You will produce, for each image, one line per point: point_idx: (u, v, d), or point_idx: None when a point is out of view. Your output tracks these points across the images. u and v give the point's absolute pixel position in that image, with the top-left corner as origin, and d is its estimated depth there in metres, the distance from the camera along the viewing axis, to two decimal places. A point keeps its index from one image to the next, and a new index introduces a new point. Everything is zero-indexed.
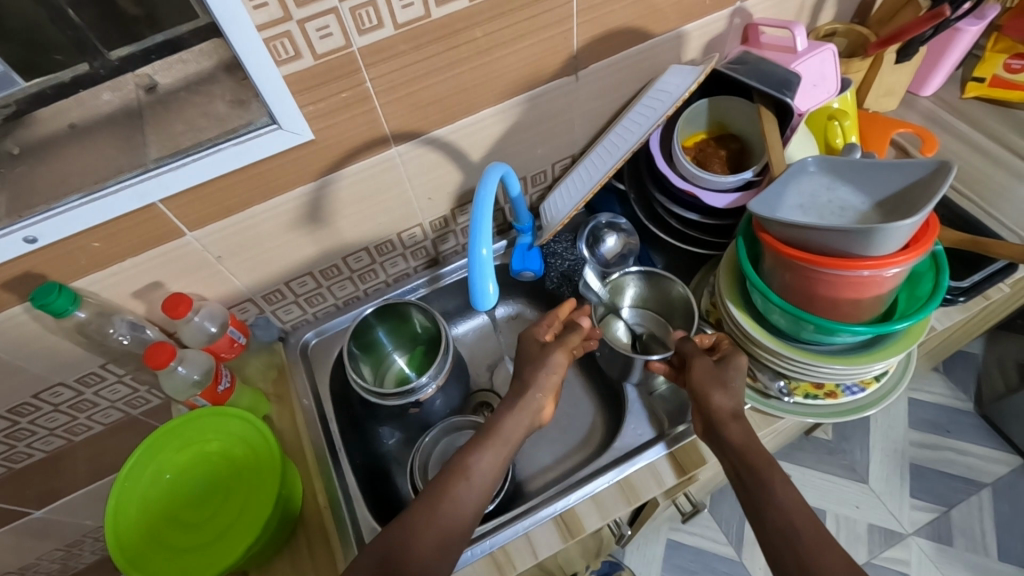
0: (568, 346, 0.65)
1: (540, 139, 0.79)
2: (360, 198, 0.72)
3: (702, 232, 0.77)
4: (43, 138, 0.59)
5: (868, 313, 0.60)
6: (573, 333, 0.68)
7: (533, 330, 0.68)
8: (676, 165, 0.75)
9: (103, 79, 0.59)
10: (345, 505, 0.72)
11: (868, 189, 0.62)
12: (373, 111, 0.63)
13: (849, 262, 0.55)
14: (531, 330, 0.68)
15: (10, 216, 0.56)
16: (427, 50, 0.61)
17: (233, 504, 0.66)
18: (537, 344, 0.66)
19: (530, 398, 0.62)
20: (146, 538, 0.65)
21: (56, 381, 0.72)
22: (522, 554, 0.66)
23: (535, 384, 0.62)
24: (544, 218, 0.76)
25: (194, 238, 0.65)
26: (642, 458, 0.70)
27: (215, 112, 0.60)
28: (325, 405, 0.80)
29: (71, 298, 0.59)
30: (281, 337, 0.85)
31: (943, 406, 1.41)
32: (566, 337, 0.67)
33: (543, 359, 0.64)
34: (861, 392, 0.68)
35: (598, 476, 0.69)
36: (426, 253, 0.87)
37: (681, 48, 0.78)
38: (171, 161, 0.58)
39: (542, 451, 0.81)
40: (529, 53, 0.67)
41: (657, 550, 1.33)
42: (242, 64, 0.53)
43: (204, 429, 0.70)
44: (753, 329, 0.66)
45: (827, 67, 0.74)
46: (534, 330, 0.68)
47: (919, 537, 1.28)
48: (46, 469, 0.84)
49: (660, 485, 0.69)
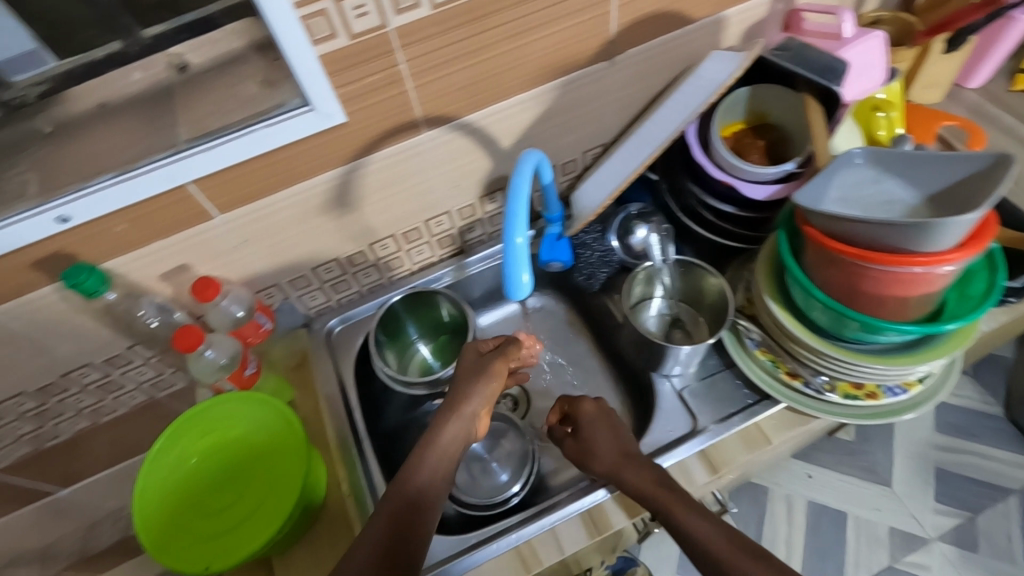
0: (507, 358, 0.67)
1: (571, 126, 0.77)
2: (387, 183, 0.71)
3: (738, 225, 0.75)
4: (74, 117, 0.58)
5: (915, 312, 0.58)
6: (513, 346, 0.68)
7: (469, 346, 0.68)
8: (713, 155, 0.72)
9: (134, 58, 0.58)
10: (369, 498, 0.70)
11: (919, 182, 0.60)
12: (405, 94, 0.62)
13: (901, 257, 0.52)
14: (468, 343, 0.69)
15: (43, 195, 0.55)
16: (462, 31, 0.59)
17: (257, 491, 0.66)
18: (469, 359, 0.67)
19: (466, 406, 0.62)
20: (171, 520, 0.65)
21: (84, 362, 0.72)
22: (548, 548, 0.65)
23: (472, 393, 0.63)
24: (576, 209, 0.75)
25: (221, 220, 0.65)
26: (673, 454, 0.68)
27: (247, 93, 0.59)
28: (349, 392, 0.78)
29: (101, 279, 0.59)
30: (304, 323, 0.84)
31: (971, 409, 1.38)
32: (506, 348, 0.68)
33: (478, 372, 0.65)
34: (903, 394, 0.65)
35: None
36: (452, 242, 0.86)
37: (720, 34, 0.76)
38: (203, 142, 0.57)
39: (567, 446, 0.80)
40: (565, 36, 0.65)
41: (672, 548, 1.31)
42: (277, 43, 0.52)
43: (225, 416, 0.69)
44: (792, 326, 0.64)
45: (874, 54, 0.71)
46: (473, 345, 0.69)
47: (942, 543, 1.25)
48: (71, 449, 0.85)
49: (690, 484, 0.67)
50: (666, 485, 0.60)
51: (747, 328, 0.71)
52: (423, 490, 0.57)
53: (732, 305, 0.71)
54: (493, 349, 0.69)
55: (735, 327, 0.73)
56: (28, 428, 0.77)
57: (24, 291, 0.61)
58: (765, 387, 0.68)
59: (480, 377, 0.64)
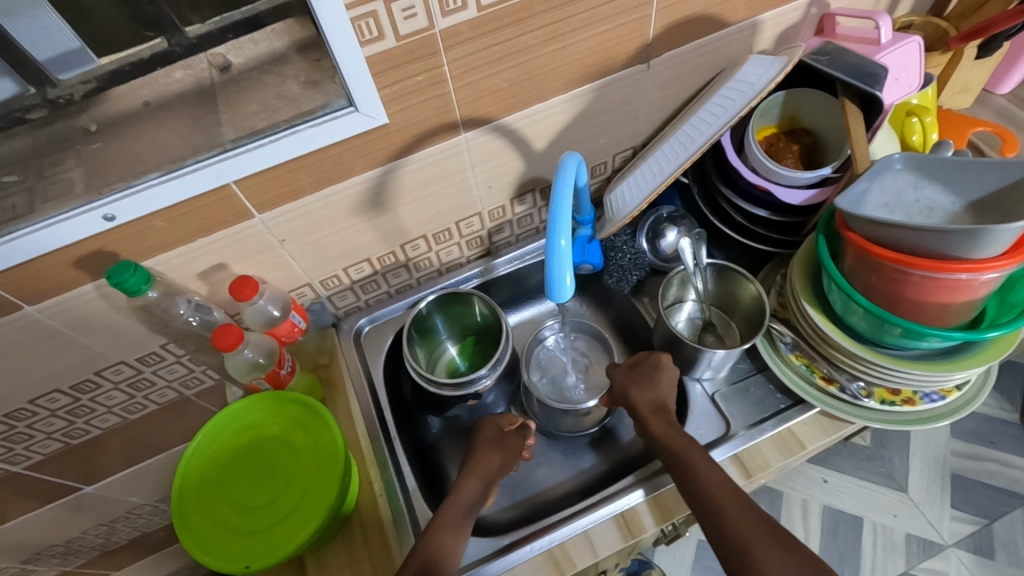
0: (508, 449, 0.70)
1: (603, 129, 0.78)
2: (421, 184, 0.72)
3: (769, 228, 0.75)
4: (120, 113, 0.58)
5: (957, 318, 0.58)
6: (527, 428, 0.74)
7: (483, 421, 0.74)
8: (749, 158, 0.72)
9: (179, 57, 0.57)
10: (406, 508, 0.70)
11: (959, 189, 0.60)
12: (446, 96, 0.62)
13: (947, 264, 0.52)
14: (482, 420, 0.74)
15: (89, 193, 0.56)
16: (503, 34, 0.60)
17: (292, 489, 0.65)
18: (486, 428, 0.72)
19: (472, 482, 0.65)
20: (207, 517, 0.64)
21: (118, 359, 0.72)
22: (582, 551, 0.66)
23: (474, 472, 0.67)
24: (610, 211, 0.74)
25: (261, 220, 0.65)
26: (725, 450, 0.68)
27: (290, 93, 0.59)
28: (379, 390, 0.79)
29: (144, 277, 0.58)
30: (333, 323, 0.85)
31: (989, 417, 1.38)
32: (509, 444, 0.71)
33: (497, 445, 0.70)
34: (940, 401, 0.65)
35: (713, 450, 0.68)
36: (481, 243, 0.87)
37: (754, 38, 0.76)
38: (247, 143, 0.58)
39: (622, 424, 0.83)
40: (603, 39, 0.66)
41: (688, 552, 1.33)
42: (327, 44, 0.52)
43: (261, 414, 0.71)
44: (829, 330, 0.64)
45: (911, 59, 0.73)
46: (495, 420, 0.74)
47: (960, 550, 1.24)
48: (99, 446, 0.85)
49: (747, 475, 0.67)
50: (663, 429, 0.64)
51: (780, 332, 0.71)
52: (445, 526, 0.59)
53: (768, 310, 0.70)
54: (514, 429, 0.73)
55: (769, 331, 0.73)
56: (58, 424, 0.78)
57: (65, 289, 0.61)
58: (799, 391, 0.68)
59: (492, 452, 0.69)
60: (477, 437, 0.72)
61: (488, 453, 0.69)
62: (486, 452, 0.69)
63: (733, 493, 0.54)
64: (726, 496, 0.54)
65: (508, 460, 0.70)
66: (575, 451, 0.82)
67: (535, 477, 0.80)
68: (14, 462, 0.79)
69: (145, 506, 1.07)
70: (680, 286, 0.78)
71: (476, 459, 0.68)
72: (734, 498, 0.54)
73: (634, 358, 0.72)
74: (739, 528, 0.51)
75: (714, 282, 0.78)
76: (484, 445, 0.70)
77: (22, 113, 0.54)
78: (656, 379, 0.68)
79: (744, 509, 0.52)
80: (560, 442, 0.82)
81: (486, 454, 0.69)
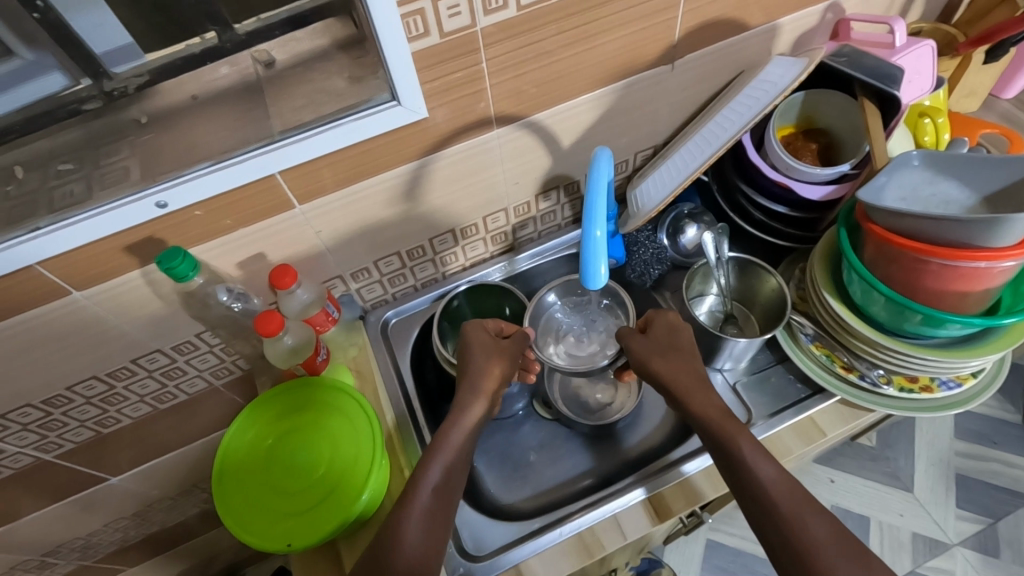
0: (506, 358, 0.70)
1: (627, 128, 0.80)
2: (452, 179, 0.74)
3: (788, 225, 0.78)
4: (169, 107, 0.61)
5: (975, 306, 0.60)
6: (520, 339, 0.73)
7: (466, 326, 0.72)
8: (769, 155, 0.75)
9: (228, 53, 0.60)
10: None
11: (975, 184, 0.62)
12: (483, 92, 0.65)
13: (967, 253, 0.54)
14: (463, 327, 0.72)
15: (144, 180, 0.58)
16: (540, 33, 0.62)
17: (328, 473, 0.66)
18: (474, 337, 0.71)
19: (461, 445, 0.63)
20: (246, 503, 0.66)
21: (154, 347, 0.74)
22: (611, 534, 0.68)
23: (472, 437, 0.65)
24: (635, 206, 0.77)
25: (301, 211, 0.67)
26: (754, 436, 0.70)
27: (334, 87, 0.62)
28: (407, 380, 0.82)
29: (192, 264, 0.60)
30: (361, 315, 0.87)
31: (991, 418, 1.40)
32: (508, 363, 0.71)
33: (492, 354, 0.70)
34: (957, 388, 0.67)
35: None
36: (505, 239, 0.89)
37: (772, 41, 0.79)
38: (295, 134, 0.60)
39: (631, 427, 0.84)
40: (631, 39, 0.68)
41: (696, 550, 1.35)
42: (378, 40, 0.54)
43: (295, 400, 0.72)
44: (850, 320, 0.66)
45: (924, 62, 0.76)
46: (481, 324, 0.73)
47: (965, 548, 1.26)
48: (128, 435, 0.87)
49: None
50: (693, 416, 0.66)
51: (800, 322, 0.74)
52: None
53: (789, 303, 0.73)
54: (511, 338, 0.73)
55: (789, 323, 0.75)
56: (92, 412, 0.79)
57: (114, 275, 0.63)
58: (820, 381, 0.71)
59: (494, 363, 0.69)
60: (471, 347, 0.70)
61: (489, 365, 0.69)
62: (489, 369, 0.69)
63: (777, 484, 0.56)
64: (765, 484, 0.56)
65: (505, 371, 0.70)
66: (596, 443, 0.84)
67: (560, 467, 0.82)
68: (47, 449, 0.80)
69: (165, 500, 1.09)
70: (701, 278, 0.81)
71: (469, 375, 0.68)
72: (777, 487, 0.55)
73: (644, 318, 0.73)
74: (783, 516, 0.53)
75: (735, 275, 0.80)
76: (483, 355, 0.70)
77: (79, 105, 0.58)
78: (672, 344, 0.69)
79: (790, 501, 0.54)
80: (584, 433, 0.84)
81: (481, 369, 0.68)
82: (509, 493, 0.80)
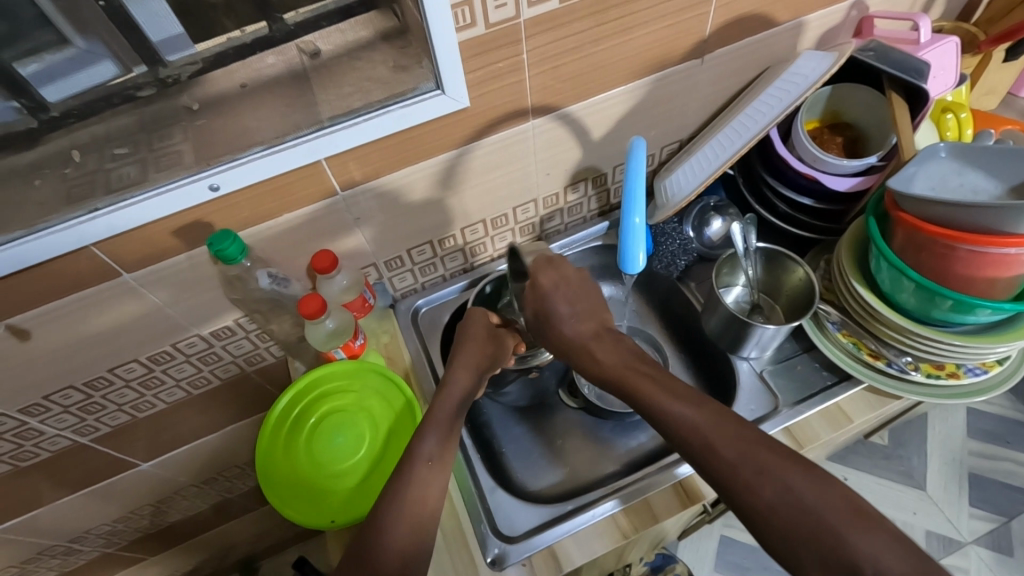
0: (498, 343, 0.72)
1: (655, 122, 0.82)
2: (487, 168, 0.75)
3: (814, 216, 0.79)
4: (218, 94, 0.61)
5: (1003, 292, 0.61)
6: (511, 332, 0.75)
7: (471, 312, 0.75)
8: (796, 148, 0.77)
9: (276, 43, 0.61)
10: (466, 465, 0.75)
11: (1002, 175, 0.64)
12: (523, 83, 0.67)
13: (998, 239, 0.56)
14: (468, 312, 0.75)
15: (198, 164, 0.60)
16: (579, 25, 0.64)
17: (370, 453, 0.69)
18: (476, 321, 0.74)
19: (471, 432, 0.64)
20: (290, 481, 0.68)
21: (194, 331, 0.76)
22: (642, 515, 0.70)
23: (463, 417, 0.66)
24: (664, 197, 0.79)
25: (343, 197, 0.69)
26: (779, 422, 0.72)
27: (378, 77, 0.64)
28: (437, 364, 0.84)
29: (241, 247, 0.62)
30: (391, 304, 0.88)
31: (1004, 418, 1.41)
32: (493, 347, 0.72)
33: (487, 340, 0.72)
34: (983, 374, 0.69)
35: (772, 422, 0.72)
36: (533, 230, 0.91)
37: (799, 37, 0.80)
38: (344, 121, 0.62)
39: None
40: (665, 33, 0.70)
41: (710, 546, 1.36)
42: (429, 30, 0.56)
43: (335, 381, 0.74)
44: (879, 307, 0.68)
45: (947, 58, 0.79)
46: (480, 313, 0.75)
47: (978, 546, 1.27)
48: (160, 420, 0.88)
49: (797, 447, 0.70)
50: None
51: (827, 311, 0.75)
52: None
53: (816, 292, 0.74)
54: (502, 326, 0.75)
55: (815, 313, 0.77)
56: (130, 396, 0.81)
57: (163, 257, 0.65)
58: (846, 368, 0.72)
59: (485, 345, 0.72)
60: (467, 330, 0.73)
61: (476, 347, 0.71)
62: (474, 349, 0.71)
63: None
64: None
65: (490, 354, 0.72)
66: (624, 430, 0.85)
67: (586, 454, 0.84)
68: (84, 432, 0.82)
69: (189, 489, 1.10)
70: (728, 267, 0.82)
71: (465, 350, 0.71)
72: None
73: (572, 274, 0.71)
74: None
75: (761, 266, 0.82)
76: (475, 339, 0.72)
77: (134, 91, 0.58)
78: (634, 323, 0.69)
79: None
80: (610, 421, 0.86)
81: (467, 353, 0.70)
82: (537, 479, 0.82)
